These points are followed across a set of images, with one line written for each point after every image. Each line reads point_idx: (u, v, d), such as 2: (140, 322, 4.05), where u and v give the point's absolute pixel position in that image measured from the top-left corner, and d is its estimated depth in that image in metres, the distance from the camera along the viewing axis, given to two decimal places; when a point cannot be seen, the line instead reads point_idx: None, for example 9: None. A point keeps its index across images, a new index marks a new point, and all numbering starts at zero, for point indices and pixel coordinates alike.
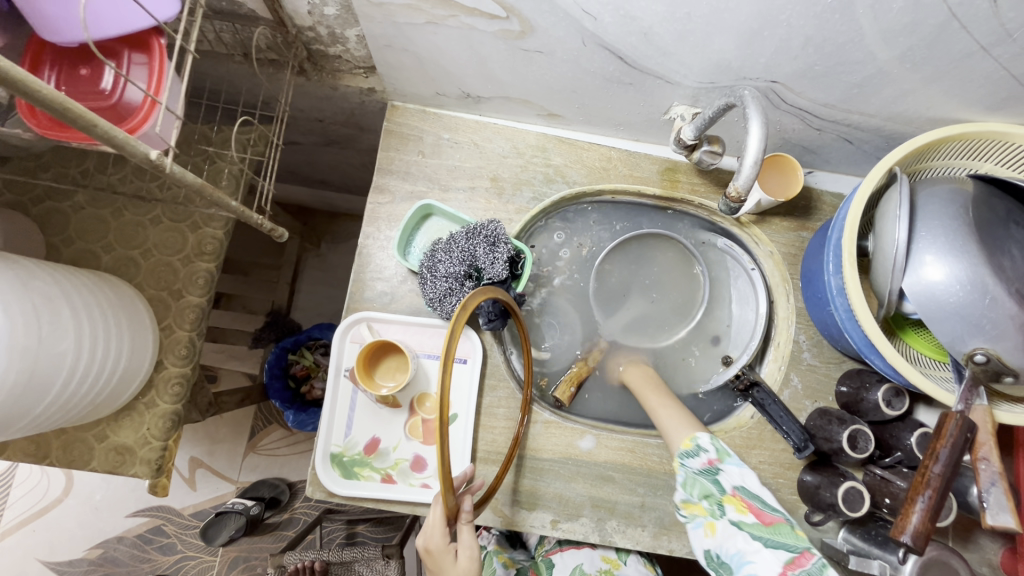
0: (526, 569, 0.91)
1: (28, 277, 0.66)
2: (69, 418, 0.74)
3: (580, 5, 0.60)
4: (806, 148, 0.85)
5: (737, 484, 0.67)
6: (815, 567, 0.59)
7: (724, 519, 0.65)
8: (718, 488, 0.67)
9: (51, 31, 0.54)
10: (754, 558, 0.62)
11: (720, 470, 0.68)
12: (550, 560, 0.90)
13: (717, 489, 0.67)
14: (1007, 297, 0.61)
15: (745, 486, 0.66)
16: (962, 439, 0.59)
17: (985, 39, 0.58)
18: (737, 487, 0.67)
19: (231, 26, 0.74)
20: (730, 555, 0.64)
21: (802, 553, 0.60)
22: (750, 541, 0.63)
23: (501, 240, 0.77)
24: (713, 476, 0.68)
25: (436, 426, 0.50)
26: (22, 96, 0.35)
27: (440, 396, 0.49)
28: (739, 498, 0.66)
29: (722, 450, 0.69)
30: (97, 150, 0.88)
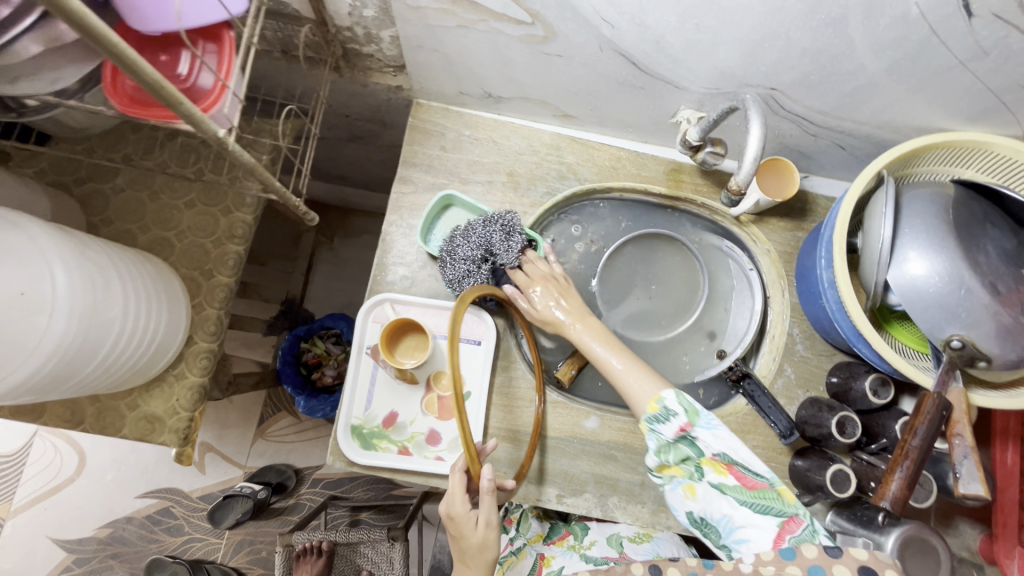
0: (560, 527, 0.96)
1: (83, 248, 0.73)
2: (110, 383, 0.80)
3: (599, 14, 0.66)
4: (802, 153, 0.92)
5: (717, 447, 0.65)
6: (805, 531, 0.61)
7: (703, 480, 0.67)
8: (695, 450, 0.67)
9: (139, 19, 0.56)
10: (741, 520, 0.64)
11: (695, 435, 0.66)
12: (585, 524, 0.95)
13: (694, 451, 0.67)
14: (981, 288, 0.67)
15: (726, 449, 0.65)
16: (936, 416, 0.67)
17: (963, 55, 0.64)
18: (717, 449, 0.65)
19: (276, 24, 0.80)
20: (716, 513, 0.67)
21: (791, 519, 0.62)
22: (735, 506, 0.65)
23: (516, 230, 0.85)
24: (688, 440, 0.67)
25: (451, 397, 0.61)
26: (128, 73, 0.42)
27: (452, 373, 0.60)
28: (718, 460, 0.65)
29: (691, 411, 0.67)
30: (138, 136, 0.93)
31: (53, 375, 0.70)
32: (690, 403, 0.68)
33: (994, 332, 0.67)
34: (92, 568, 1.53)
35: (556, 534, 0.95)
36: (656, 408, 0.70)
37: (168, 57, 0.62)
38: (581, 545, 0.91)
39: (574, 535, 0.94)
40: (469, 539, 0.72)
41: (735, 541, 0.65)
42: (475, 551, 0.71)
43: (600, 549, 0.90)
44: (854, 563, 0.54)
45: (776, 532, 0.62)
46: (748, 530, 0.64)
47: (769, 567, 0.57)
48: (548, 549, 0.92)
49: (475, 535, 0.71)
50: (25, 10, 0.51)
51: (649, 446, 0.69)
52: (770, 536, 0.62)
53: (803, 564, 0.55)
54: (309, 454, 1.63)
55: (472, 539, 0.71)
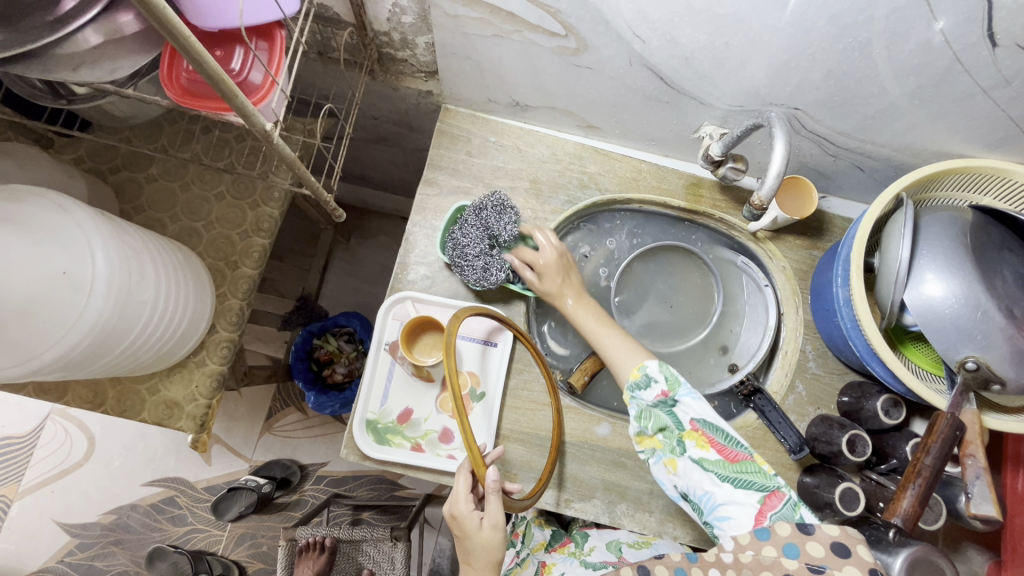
0: (561, 536, 0.97)
1: (121, 232, 0.76)
2: (137, 365, 0.82)
3: (631, 29, 0.68)
4: (821, 172, 0.93)
5: (695, 420, 0.69)
6: (786, 506, 0.65)
7: (684, 454, 0.70)
8: (673, 420, 0.70)
9: (200, 17, 0.59)
10: (721, 494, 0.68)
11: (674, 403, 0.70)
12: (585, 532, 0.95)
13: (674, 422, 0.70)
14: (997, 311, 0.68)
15: (703, 421, 0.69)
16: (951, 436, 0.68)
17: (986, 82, 0.66)
18: (695, 422, 0.69)
19: (318, 28, 0.84)
20: (698, 489, 0.70)
21: (772, 495, 0.66)
22: (719, 483, 0.68)
23: (505, 203, 0.86)
24: (667, 408, 0.71)
25: (452, 396, 0.64)
26: (189, 59, 0.46)
27: (450, 373, 0.65)
28: (700, 433, 0.69)
29: (672, 380, 0.70)
30: (175, 128, 0.96)
31: (85, 354, 0.72)
32: (672, 372, 0.71)
33: (1009, 355, 0.67)
34: (95, 553, 1.54)
35: (557, 542, 0.96)
36: (637, 375, 0.73)
37: (220, 52, 0.65)
38: (581, 551, 0.91)
39: (574, 542, 0.94)
40: (476, 538, 0.71)
41: (718, 515, 0.69)
42: (482, 550, 0.71)
43: (599, 554, 0.90)
44: (826, 539, 0.60)
45: (758, 509, 0.66)
46: (728, 507, 0.68)
47: (747, 551, 0.63)
48: (549, 557, 0.92)
49: (482, 534, 0.71)
50: (88, 5, 0.56)
51: (631, 413, 0.73)
52: (751, 514, 0.66)
53: (778, 541, 0.61)
54: (316, 450, 1.62)
55: (478, 538, 0.71)
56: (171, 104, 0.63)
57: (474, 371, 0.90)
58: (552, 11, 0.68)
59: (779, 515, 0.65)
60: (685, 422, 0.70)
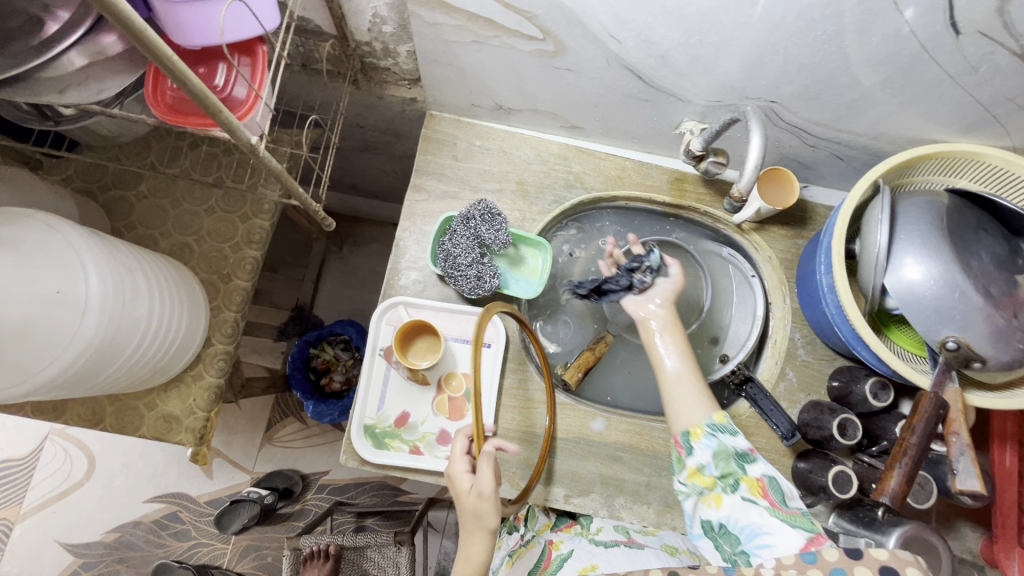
0: (567, 517, 0.97)
1: (114, 250, 0.77)
2: (134, 381, 0.83)
3: (607, 30, 0.69)
4: (801, 163, 0.95)
5: (763, 472, 0.67)
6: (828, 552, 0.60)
7: (734, 492, 0.67)
8: (740, 466, 0.68)
9: (183, 35, 0.60)
10: (772, 530, 0.63)
11: (752, 458, 0.68)
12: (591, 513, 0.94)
13: (739, 467, 0.68)
14: (973, 291, 0.70)
15: (772, 478, 0.67)
16: (935, 414, 0.70)
17: (953, 70, 0.67)
18: (764, 475, 0.67)
19: (301, 41, 0.85)
20: (741, 521, 0.65)
21: (818, 536, 0.61)
22: (765, 517, 0.64)
23: (493, 210, 0.89)
24: (741, 460, 0.68)
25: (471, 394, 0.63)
26: (176, 81, 0.48)
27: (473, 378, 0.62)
28: (761, 482, 0.66)
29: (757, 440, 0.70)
30: (162, 144, 0.96)
31: (80, 372, 0.73)
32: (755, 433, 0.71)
33: (987, 334, 0.69)
34: (100, 572, 1.54)
35: (562, 523, 0.96)
36: (724, 420, 0.71)
37: (204, 69, 0.67)
38: (588, 531, 0.91)
39: (580, 524, 0.94)
40: (466, 505, 0.70)
41: (758, 546, 0.63)
42: (470, 514, 0.69)
43: (607, 534, 0.90)
44: (874, 563, 0.53)
45: (805, 542, 0.61)
46: (773, 537, 0.62)
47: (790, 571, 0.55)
48: (556, 536, 0.93)
49: (470, 500, 0.69)
50: (73, 28, 0.56)
51: (703, 446, 0.69)
52: (795, 543, 0.61)
53: (825, 565, 0.55)
54: (317, 459, 1.62)
55: (467, 501, 0.69)
56: (158, 122, 0.64)
57: (469, 372, 0.91)
58: (529, 16, 0.69)
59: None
60: (752, 471, 0.68)
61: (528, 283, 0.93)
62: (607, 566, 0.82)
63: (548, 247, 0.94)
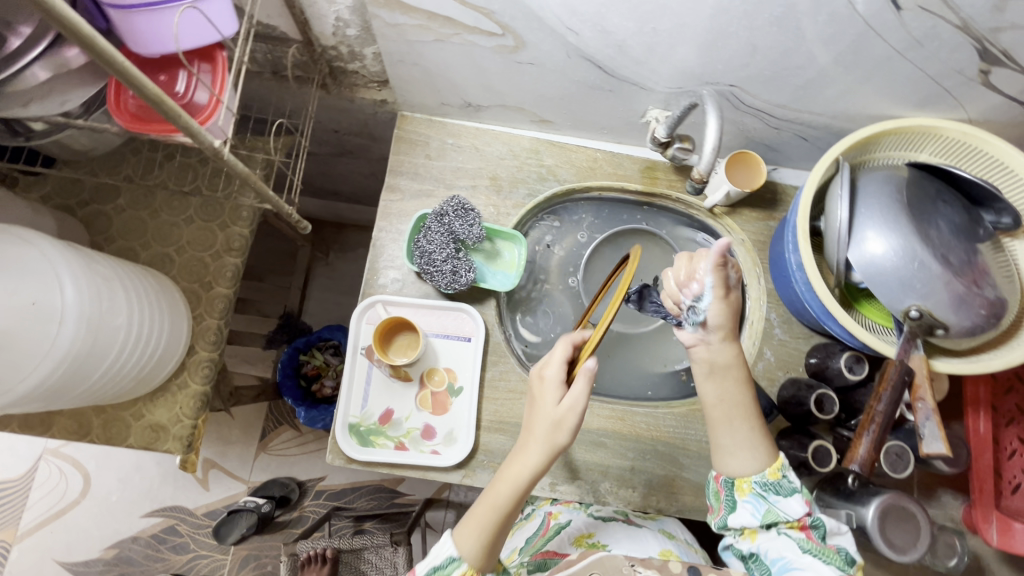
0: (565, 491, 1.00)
1: (90, 261, 0.78)
2: (118, 391, 0.84)
3: (563, 23, 0.71)
4: (767, 145, 0.97)
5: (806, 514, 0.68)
6: None
7: (770, 528, 0.70)
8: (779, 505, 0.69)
9: (140, 42, 0.62)
10: (804, 567, 0.66)
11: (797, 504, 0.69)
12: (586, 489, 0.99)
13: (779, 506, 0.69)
14: (932, 260, 0.72)
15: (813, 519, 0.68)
16: (900, 380, 0.71)
17: (900, 45, 0.69)
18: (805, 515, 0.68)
19: (267, 48, 0.87)
20: (773, 553, 0.68)
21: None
22: (799, 553, 0.67)
23: (465, 206, 0.91)
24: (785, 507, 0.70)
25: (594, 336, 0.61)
26: (129, 86, 0.48)
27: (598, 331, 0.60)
28: (802, 521, 0.68)
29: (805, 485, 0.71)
30: (137, 157, 0.97)
31: (60, 382, 0.74)
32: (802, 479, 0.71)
33: (948, 300, 0.71)
34: None
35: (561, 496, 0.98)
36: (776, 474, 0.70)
37: (166, 76, 0.68)
38: (586, 505, 0.95)
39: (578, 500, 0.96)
40: (546, 412, 0.70)
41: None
42: (549, 424, 0.70)
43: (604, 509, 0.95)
44: None
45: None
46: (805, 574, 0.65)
47: None
48: (555, 508, 0.96)
49: (554, 407, 0.70)
50: (34, 42, 0.58)
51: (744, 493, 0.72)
52: None
53: None
54: (312, 466, 1.62)
55: (548, 411, 0.70)
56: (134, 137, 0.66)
57: (451, 367, 0.93)
58: (486, 12, 0.70)
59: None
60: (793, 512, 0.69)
61: (505, 277, 0.95)
62: (606, 537, 0.88)
63: (523, 239, 0.95)
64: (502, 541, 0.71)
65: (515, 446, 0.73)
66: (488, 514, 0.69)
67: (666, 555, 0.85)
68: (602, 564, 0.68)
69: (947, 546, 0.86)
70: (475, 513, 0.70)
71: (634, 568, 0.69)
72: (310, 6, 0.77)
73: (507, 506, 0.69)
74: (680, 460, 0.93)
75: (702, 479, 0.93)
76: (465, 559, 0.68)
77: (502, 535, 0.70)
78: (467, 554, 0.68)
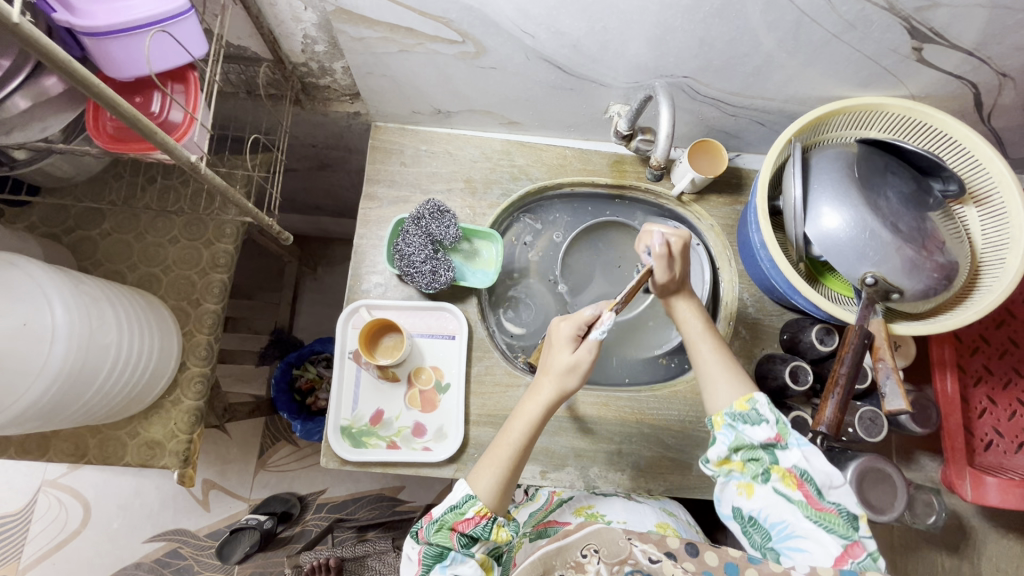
0: None
1: (78, 282, 0.81)
2: (111, 409, 0.87)
3: (518, 27, 0.75)
4: (727, 133, 1.01)
5: (794, 466, 0.70)
6: (867, 556, 0.66)
7: (766, 483, 0.72)
8: (768, 455, 0.72)
9: (115, 67, 0.65)
10: (803, 530, 0.69)
11: (782, 446, 0.71)
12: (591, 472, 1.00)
13: (767, 457, 0.72)
14: (883, 230, 0.76)
15: (803, 469, 0.70)
16: (859, 344, 0.77)
17: (834, 28, 0.73)
18: (794, 467, 0.70)
19: (239, 68, 0.90)
20: (774, 517, 0.71)
21: (855, 544, 0.67)
22: (797, 515, 0.70)
23: (441, 208, 0.94)
24: (772, 450, 0.72)
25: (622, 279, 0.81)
26: (108, 109, 0.51)
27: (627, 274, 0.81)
28: (792, 471, 0.70)
29: (782, 425, 0.72)
30: (120, 182, 0.99)
31: (56, 400, 0.77)
32: (780, 415, 0.73)
33: (900, 265, 0.76)
34: None
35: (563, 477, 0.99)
36: (746, 408, 0.74)
37: (140, 98, 0.72)
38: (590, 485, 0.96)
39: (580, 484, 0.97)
40: (559, 359, 0.77)
41: (789, 544, 0.70)
42: (562, 369, 0.76)
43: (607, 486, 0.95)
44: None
45: (840, 552, 0.67)
46: (806, 540, 0.69)
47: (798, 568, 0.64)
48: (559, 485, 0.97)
49: (567, 356, 0.77)
50: (14, 72, 0.60)
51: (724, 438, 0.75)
52: (829, 551, 0.67)
53: None
54: (311, 479, 1.63)
55: (560, 359, 0.77)
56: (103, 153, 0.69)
57: (437, 365, 0.95)
58: (445, 21, 0.74)
59: (860, 564, 0.66)
60: (783, 461, 0.71)
61: (485, 274, 0.98)
62: (605, 508, 0.89)
63: (499, 237, 0.99)
64: (516, 484, 0.75)
65: (528, 388, 0.79)
66: (504, 452, 0.75)
67: (662, 528, 0.86)
68: (599, 534, 0.71)
69: (925, 505, 0.88)
70: (492, 454, 0.75)
71: (631, 541, 0.69)
72: (278, 25, 0.81)
73: (521, 442, 0.75)
74: (666, 441, 0.96)
75: (688, 458, 0.96)
76: (480, 498, 0.72)
77: (516, 476, 0.75)
78: (483, 493, 0.72)
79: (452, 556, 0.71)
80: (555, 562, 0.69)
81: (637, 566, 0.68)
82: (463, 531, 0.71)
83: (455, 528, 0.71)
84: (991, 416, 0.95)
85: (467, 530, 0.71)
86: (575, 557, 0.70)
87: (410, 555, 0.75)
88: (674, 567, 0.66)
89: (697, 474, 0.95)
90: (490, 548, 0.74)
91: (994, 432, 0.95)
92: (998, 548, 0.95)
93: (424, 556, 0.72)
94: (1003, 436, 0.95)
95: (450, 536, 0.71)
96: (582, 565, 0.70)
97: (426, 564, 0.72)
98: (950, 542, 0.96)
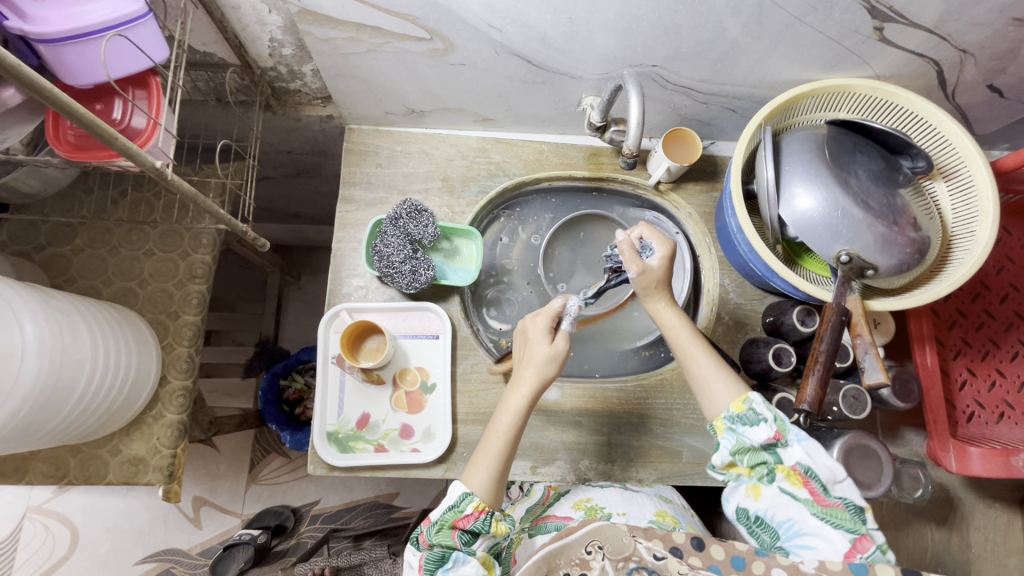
0: None
1: (49, 299, 0.80)
2: (89, 426, 0.85)
3: (484, 21, 0.75)
4: (701, 121, 1.02)
5: (797, 464, 0.68)
6: (876, 551, 0.64)
7: (772, 483, 0.70)
8: (772, 456, 0.70)
9: (72, 74, 0.65)
10: (810, 528, 0.67)
11: (783, 445, 0.69)
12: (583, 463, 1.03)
13: (772, 458, 0.70)
14: (854, 208, 0.77)
15: (807, 467, 0.68)
16: (837, 322, 0.77)
17: (796, 11, 0.74)
18: (798, 465, 0.68)
19: (206, 74, 0.90)
20: (780, 516, 0.69)
21: (863, 538, 0.65)
22: (802, 513, 0.68)
23: (418, 208, 0.93)
24: (773, 449, 0.70)
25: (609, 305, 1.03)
26: (64, 114, 0.48)
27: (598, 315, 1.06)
28: (796, 470, 0.68)
29: (781, 424, 0.69)
30: (91, 197, 0.98)
31: (29, 420, 0.75)
32: (778, 414, 0.71)
33: (872, 242, 0.77)
34: None
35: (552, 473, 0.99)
36: (742, 409, 0.72)
37: (102, 105, 0.72)
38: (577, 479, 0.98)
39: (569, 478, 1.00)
40: (536, 350, 0.78)
41: (798, 544, 0.68)
42: (542, 360, 0.77)
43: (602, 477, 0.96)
44: None
45: (849, 547, 0.65)
46: (814, 538, 0.67)
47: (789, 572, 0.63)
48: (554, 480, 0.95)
49: (543, 347, 0.78)
50: None
51: (726, 443, 0.73)
52: (838, 547, 0.65)
53: None
54: (304, 491, 1.61)
55: (539, 351, 0.78)
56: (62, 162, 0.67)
57: (422, 365, 0.95)
58: (410, 18, 0.73)
59: (869, 558, 0.64)
60: (786, 460, 0.69)
61: (466, 272, 0.97)
62: (603, 499, 0.88)
63: (478, 234, 0.98)
64: (508, 477, 0.75)
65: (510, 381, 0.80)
66: (494, 446, 0.75)
67: (662, 517, 0.87)
68: (602, 530, 0.70)
69: (911, 478, 0.89)
70: (483, 451, 0.75)
71: (635, 538, 0.69)
72: (243, 29, 0.81)
73: (510, 433, 0.75)
74: (655, 430, 0.96)
75: (678, 445, 0.96)
76: (476, 494, 0.71)
77: (507, 471, 0.75)
78: (477, 489, 0.72)
79: (454, 557, 0.69)
80: (558, 561, 0.69)
81: (641, 563, 0.68)
82: (464, 528, 0.70)
83: (455, 526, 0.70)
84: (971, 388, 0.97)
85: (468, 526, 0.70)
86: (578, 554, 0.70)
87: (410, 562, 0.73)
88: (681, 563, 0.67)
89: (687, 461, 0.95)
90: (490, 546, 0.72)
91: (976, 403, 0.96)
92: (986, 518, 0.97)
93: (425, 562, 0.70)
94: (984, 407, 0.96)
95: (451, 535, 0.70)
96: (586, 563, 0.69)
97: (428, 569, 0.70)
98: (939, 515, 0.97)
